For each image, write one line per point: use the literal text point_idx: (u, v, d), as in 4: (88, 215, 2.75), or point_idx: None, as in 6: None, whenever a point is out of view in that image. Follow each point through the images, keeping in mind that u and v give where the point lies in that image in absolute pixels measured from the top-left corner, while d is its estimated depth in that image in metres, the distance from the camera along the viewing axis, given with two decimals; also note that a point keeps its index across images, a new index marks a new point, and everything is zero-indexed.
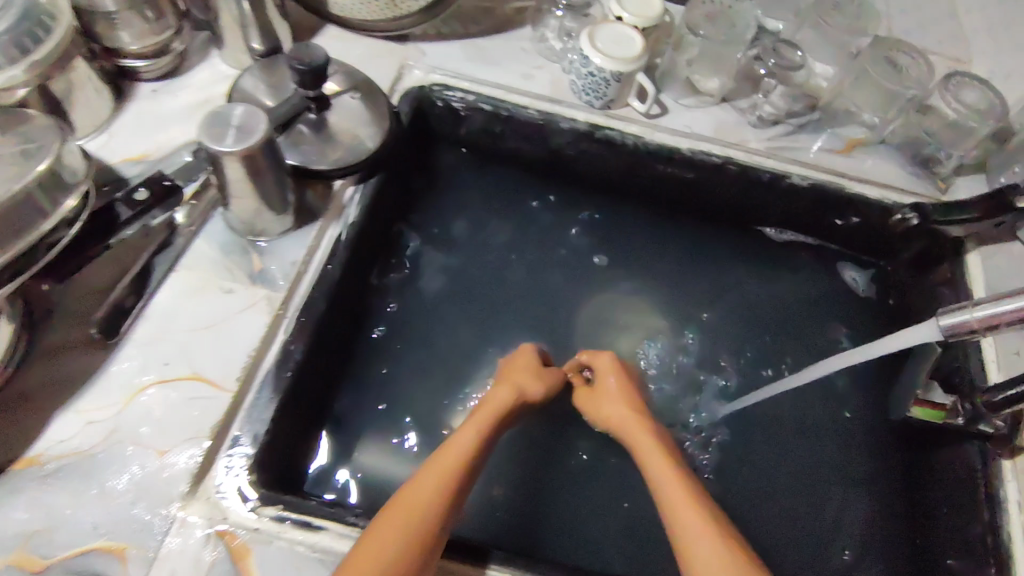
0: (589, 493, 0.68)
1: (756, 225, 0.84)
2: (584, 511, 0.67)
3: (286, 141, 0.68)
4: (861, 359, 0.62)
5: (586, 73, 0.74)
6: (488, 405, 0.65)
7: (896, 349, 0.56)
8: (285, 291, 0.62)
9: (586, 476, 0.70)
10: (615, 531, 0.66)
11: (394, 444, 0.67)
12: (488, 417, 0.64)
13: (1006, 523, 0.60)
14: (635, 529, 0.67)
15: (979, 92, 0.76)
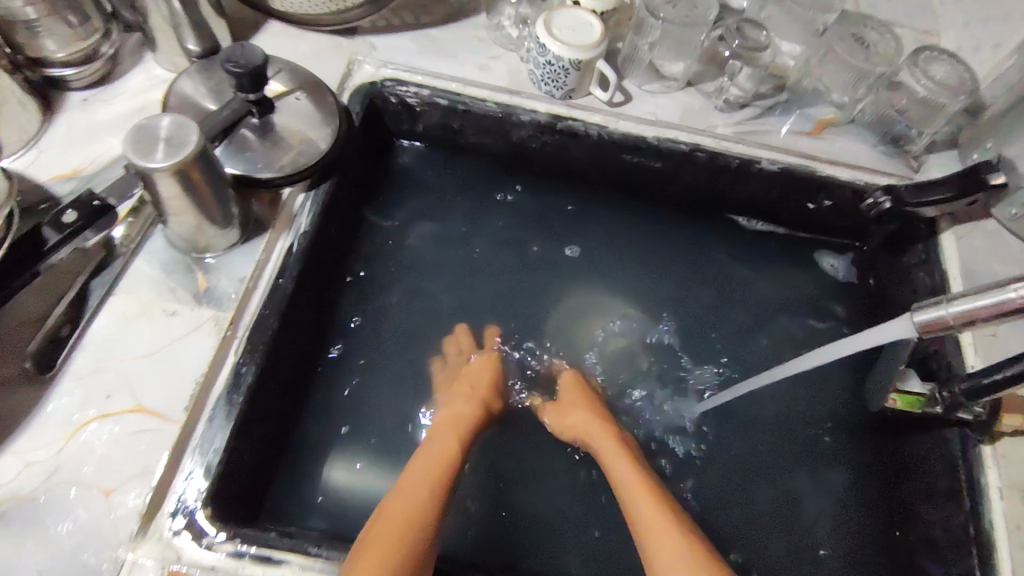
0: (564, 499, 0.67)
1: (727, 213, 0.81)
2: (560, 520, 0.66)
3: (226, 149, 0.64)
4: (841, 352, 0.60)
5: (544, 62, 0.71)
6: (457, 414, 0.64)
7: (870, 346, 0.54)
8: (233, 310, 0.59)
9: (561, 483, 0.68)
10: (596, 537, 0.65)
11: (363, 464, 0.64)
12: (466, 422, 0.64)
13: (987, 510, 0.59)
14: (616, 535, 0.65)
15: (950, 66, 0.74)
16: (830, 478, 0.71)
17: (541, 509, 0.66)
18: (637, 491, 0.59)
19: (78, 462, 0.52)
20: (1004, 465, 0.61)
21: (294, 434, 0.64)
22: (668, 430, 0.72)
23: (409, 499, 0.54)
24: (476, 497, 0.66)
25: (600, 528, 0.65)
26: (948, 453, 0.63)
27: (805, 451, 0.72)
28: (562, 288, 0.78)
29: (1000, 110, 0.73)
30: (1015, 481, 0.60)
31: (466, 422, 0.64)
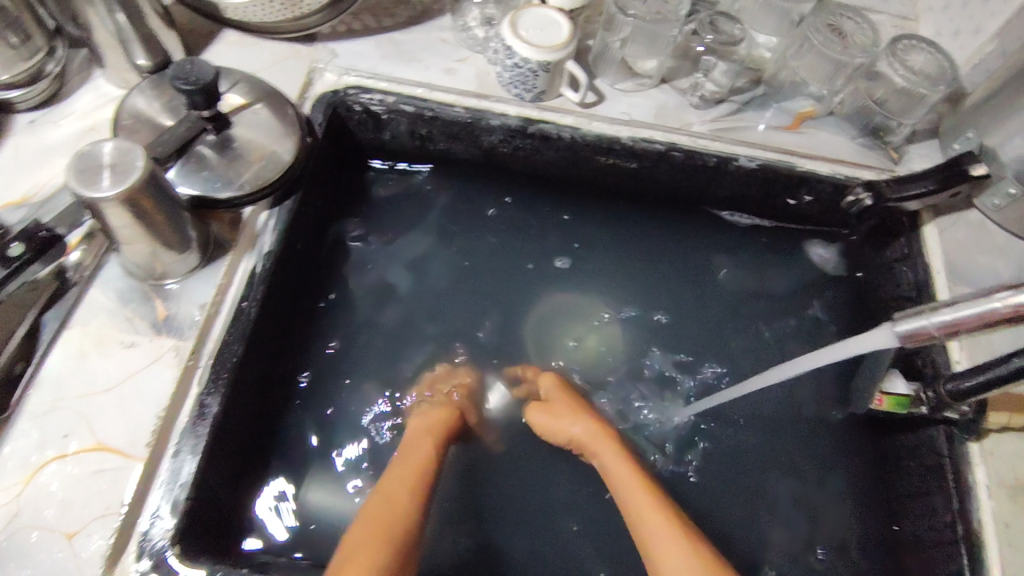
0: (548, 514, 0.65)
1: (707, 205, 0.79)
2: (544, 538, 0.64)
3: (181, 168, 0.61)
4: (827, 357, 0.58)
5: (511, 65, 0.68)
6: (430, 420, 0.62)
7: (855, 352, 0.53)
8: (195, 338, 0.57)
9: (543, 500, 0.66)
10: (582, 551, 0.64)
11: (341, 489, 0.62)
12: (440, 429, 0.62)
13: (975, 509, 0.58)
14: (602, 550, 0.64)
15: (927, 56, 0.71)
16: (821, 482, 0.69)
17: (522, 528, 0.64)
18: (636, 495, 0.57)
19: (35, 506, 0.49)
20: (992, 463, 0.60)
21: (267, 462, 0.62)
22: (654, 437, 0.71)
23: (395, 513, 0.53)
24: (458, 518, 0.64)
25: (585, 544, 0.64)
26: (936, 451, 0.63)
27: (796, 455, 0.70)
28: (540, 295, 0.76)
29: (980, 98, 0.72)
30: (1004, 478, 0.59)
31: (440, 429, 0.62)
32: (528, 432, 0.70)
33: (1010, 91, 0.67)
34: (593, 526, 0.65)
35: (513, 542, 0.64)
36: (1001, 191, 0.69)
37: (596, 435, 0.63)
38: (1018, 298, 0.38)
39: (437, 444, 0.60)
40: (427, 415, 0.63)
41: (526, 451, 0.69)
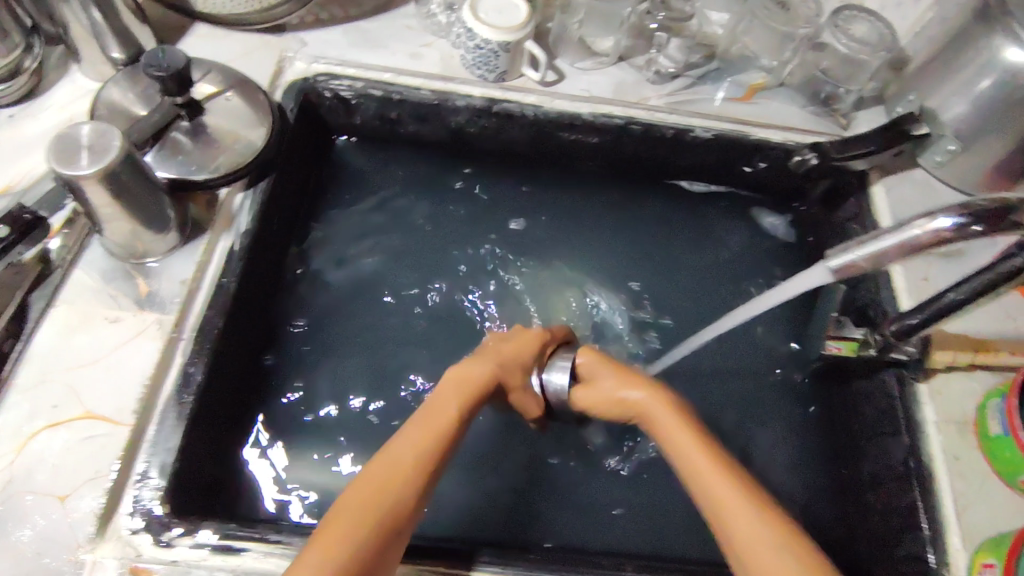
0: (523, 469, 0.68)
1: (674, 179, 0.83)
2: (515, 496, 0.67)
3: (158, 154, 0.63)
4: (778, 298, 0.62)
5: (473, 47, 0.72)
6: (468, 379, 0.56)
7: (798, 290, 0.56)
8: (177, 312, 0.59)
9: (519, 456, 0.69)
10: (558, 501, 0.67)
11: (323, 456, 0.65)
12: (475, 389, 0.55)
13: (925, 443, 0.63)
14: (577, 505, 0.67)
15: (869, 24, 0.76)
16: (784, 435, 0.73)
17: (495, 489, 0.67)
18: (698, 463, 0.50)
19: (29, 472, 0.52)
20: (940, 402, 0.64)
21: (248, 431, 0.64)
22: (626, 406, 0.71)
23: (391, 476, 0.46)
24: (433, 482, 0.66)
25: (559, 500, 0.67)
26: (888, 393, 0.66)
27: (761, 410, 0.73)
28: (512, 268, 0.78)
29: (920, 64, 0.76)
30: (951, 415, 0.64)
31: (474, 390, 0.55)
32: None
33: (945, 55, 0.71)
34: (565, 483, 0.68)
35: (489, 500, 0.66)
36: (941, 148, 0.74)
37: (660, 403, 0.56)
38: (933, 225, 0.43)
39: (466, 405, 0.54)
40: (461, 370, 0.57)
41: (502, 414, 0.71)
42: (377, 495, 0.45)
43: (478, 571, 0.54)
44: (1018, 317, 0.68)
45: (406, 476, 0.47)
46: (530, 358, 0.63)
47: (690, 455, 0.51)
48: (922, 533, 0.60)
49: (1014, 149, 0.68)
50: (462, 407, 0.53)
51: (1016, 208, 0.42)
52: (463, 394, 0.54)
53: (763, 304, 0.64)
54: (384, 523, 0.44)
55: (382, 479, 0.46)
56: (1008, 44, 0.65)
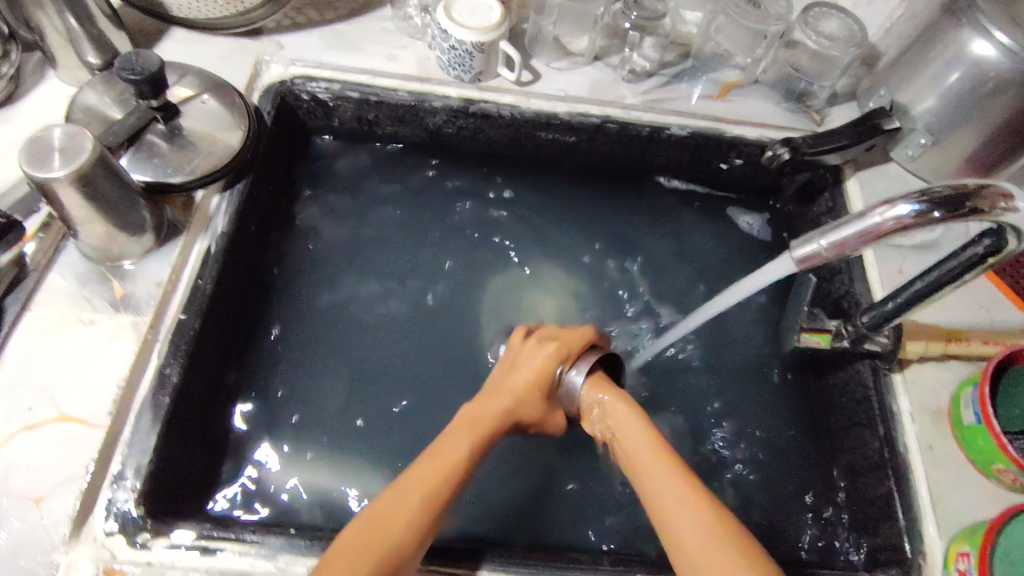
0: (522, 466, 0.68)
1: (659, 176, 0.84)
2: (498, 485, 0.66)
3: (132, 157, 0.63)
4: (747, 290, 0.62)
5: (448, 48, 0.72)
6: (483, 419, 0.58)
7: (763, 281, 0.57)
8: (152, 314, 0.59)
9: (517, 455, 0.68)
10: (555, 498, 0.67)
11: (310, 457, 0.65)
12: (488, 429, 0.57)
13: (899, 433, 0.63)
14: (567, 501, 0.66)
15: (839, 22, 0.76)
16: (765, 428, 0.72)
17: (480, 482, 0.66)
18: (676, 496, 0.51)
19: (4, 475, 0.52)
20: (914, 391, 0.65)
21: (227, 433, 0.64)
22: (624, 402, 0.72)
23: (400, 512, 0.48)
24: None
25: (547, 495, 0.67)
26: (862, 383, 0.67)
27: (741, 402, 0.74)
28: (493, 267, 0.79)
29: (890, 59, 0.77)
30: (926, 404, 0.64)
31: (484, 428, 0.57)
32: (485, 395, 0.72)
33: (914, 50, 0.72)
34: (552, 478, 0.68)
35: (477, 497, 0.66)
36: (913, 142, 0.74)
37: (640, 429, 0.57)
38: (893, 213, 0.44)
39: (478, 444, 0.55)
40: (480, 407, 0.59)
41: None
42: (379, 535, 0.46)
43: (485, 571, 0.55)
44: (990, 306, 0.69)
45: (414, 514, 0.48)
46: (544, 380, 0.61)
47: (667, 487, 0.52)
48: (898, 522, 0.60)
49: (982, 141, 0.69)
50: (474, 444, 0.55)
51: (973, 194, 0.43)
52: (475, 434, 0.56)
53: (732, 296, 0.65)
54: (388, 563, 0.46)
55: (384, 517, 0.48)
56: (974, 37, 0.66)
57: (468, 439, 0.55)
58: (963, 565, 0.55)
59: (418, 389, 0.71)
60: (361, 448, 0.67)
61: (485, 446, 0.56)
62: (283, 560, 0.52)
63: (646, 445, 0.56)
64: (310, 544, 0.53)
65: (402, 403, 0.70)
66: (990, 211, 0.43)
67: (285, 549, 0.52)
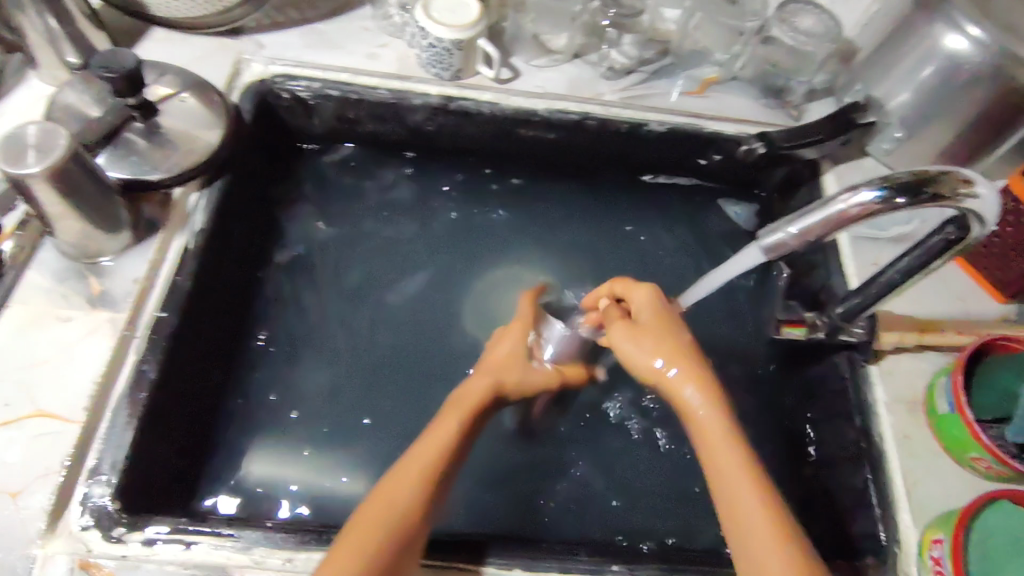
0: (527, 466, 0.68)
1: (644, 173, 0.84)
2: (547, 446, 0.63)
3: (108, 155, 0.64)
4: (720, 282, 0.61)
5: (427, 45, 0.73)
6: (467, 399, 0.57)
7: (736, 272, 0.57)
8: (130, 311, 0.60)
9: (515, 453, 0.69)
10: (562, 494, 0.67)
11: (299, 452, 0.66)
12: (472, 406, 0.56)
13: (876, 423, 0.64)
14: (572, 497, 0.67)
15: (815, 17, 0.77)
16: (745, 421, 0.73)
17: (484, 483, 0.67)
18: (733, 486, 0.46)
19: None
20: (891, 381, 0.65)
21: (205, 429, 0.65)
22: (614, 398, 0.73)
23: (400, 492, 0.48)
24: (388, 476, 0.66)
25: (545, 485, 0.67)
26: (839, 375, 0.67)
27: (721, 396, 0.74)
28: (475, 264, 0.79)
29: (867, 54, 0.77)
30: (901, 394, 0.65)
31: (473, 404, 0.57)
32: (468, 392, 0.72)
33: (890, 44, 0.73)
34: (553, 473, 0.68)
35: (483, 496, 0.66)
36: (888, 135, 0.75)
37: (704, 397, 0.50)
38: (858, 199, 0.44)
39: (461, 422, 0.54)
40: (466, 386, 0.59)
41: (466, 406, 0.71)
42: (368, 524, 0.46)
43: (490, 567, 0.54)
44: (966, 298, 0.71)
45: (402, 499, 0.47)
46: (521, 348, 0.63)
47: (725, 474, 0.47)
48: (874, 511, 0.61)
49: (957, 134, 0.70)
50: (463, 420, 0.55)
51: (935, 179, 0.44)
52: (460, 411, 0.55)
53: (708, 284, 0.62)
54: (388, 548, 0.45)
55: (373, 509, 0.47)
56: (947, 31, 0.67)
57: (456, 416, 0.55)
58: (936, 553, 0.56)
59: (399, 386, 0.71)
60: (342, 444, 0.67)
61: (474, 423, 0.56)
62: (259, 553, 0.52)
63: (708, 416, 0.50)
64: (285, 537, 0.53)
65: (383, 399, 0.70)
66: (952, 197, 0.44)
67: (260, 543, 0.52)
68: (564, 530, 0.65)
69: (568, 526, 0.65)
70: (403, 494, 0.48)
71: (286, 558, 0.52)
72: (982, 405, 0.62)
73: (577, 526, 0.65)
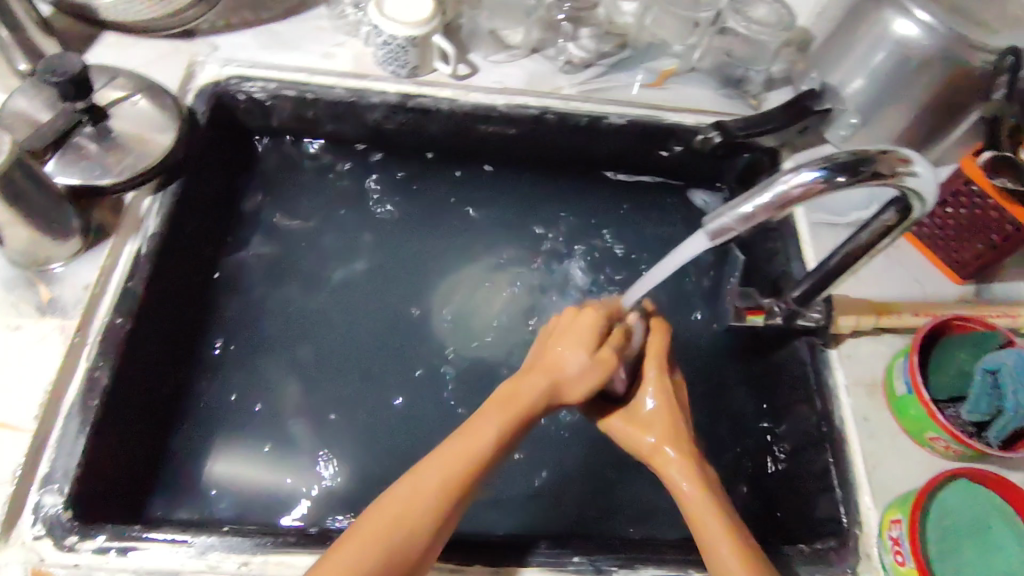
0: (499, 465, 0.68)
1: (605, 169, 0.84)
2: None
3: (59, 161, 0.63)
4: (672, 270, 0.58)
5: (381, 43, 0.72)
6: (520, 397, 0.53)
7: (678, 264, 0.56)
8: (80, 317, 0.59)
9: None
10: (529, 491, 0.67)
11: (258, 452, 0.65)
12: (521, 410, 0.52)
13: (836, 406, 0.64)
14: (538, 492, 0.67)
15: (768, 7, 0.78)
16: (709, 409, 0.73)
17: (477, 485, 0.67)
18: (695, 503, 0.52)
19: None
20: (849, 364, 0.66)
21: (162, 436, 0.64)
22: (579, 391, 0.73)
23: (413, 510, 0.46)
24: (351, 475, 0.65)
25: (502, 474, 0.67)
26: (800, 361, 0.68)
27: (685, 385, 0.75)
28: (439, 262, 0.79)
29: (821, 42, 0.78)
30: (861, 377, 0.66)
31: (522, 410, 0.52)
32: (432, 389, 0.72)
33: (842, 30, 0.73)
34: (519, 467, 0.68)
35: None
36: (844, 122, 0.75)
37: (664, 429, 0.56)
38: (799, 179, 0.44)
39: (503, 431, 0.51)
40: (519, 385, 0.54)
41: (430, 403, 0.71)
42: (373, 533, 0.44)
43: (528, 567, 0.54)
44: (923, 279, 0.72)
45: (416, 513, 0.46)
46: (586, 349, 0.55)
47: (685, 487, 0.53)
48: (835, 494, 0.61)
49: (913, 118, 0.71)
50: (503, 430, 0.51)
51: (874, 159, 0.44)
52: (507, 414, 0.51)
53: (662, 274, 0.58)
54: (391, 560, 0.44)
55: (385, 515, 0.45)
56: (895, 16, 0.66)
57: (500, 424, 0.51)
58: (895, 533, 0.56)
59: (362, 384, 0.71)
60: (305, 446, 0.66)
61: (517, 434, 0.52)
62: (214, 557, 0.52)
63: (665, 438, 0.56)
64: (241, 541, 0.52)
65: (347, 400, 0.70)
66: (891, 174, 0.44)
67: (215, 547, 0.52)
68: (522, 523, 0.65)
69: (533, 522, 0.65)
70: (417, 505, 0.46)
71: (242, 562, 0.52)
72: (936, 385, 0.62)
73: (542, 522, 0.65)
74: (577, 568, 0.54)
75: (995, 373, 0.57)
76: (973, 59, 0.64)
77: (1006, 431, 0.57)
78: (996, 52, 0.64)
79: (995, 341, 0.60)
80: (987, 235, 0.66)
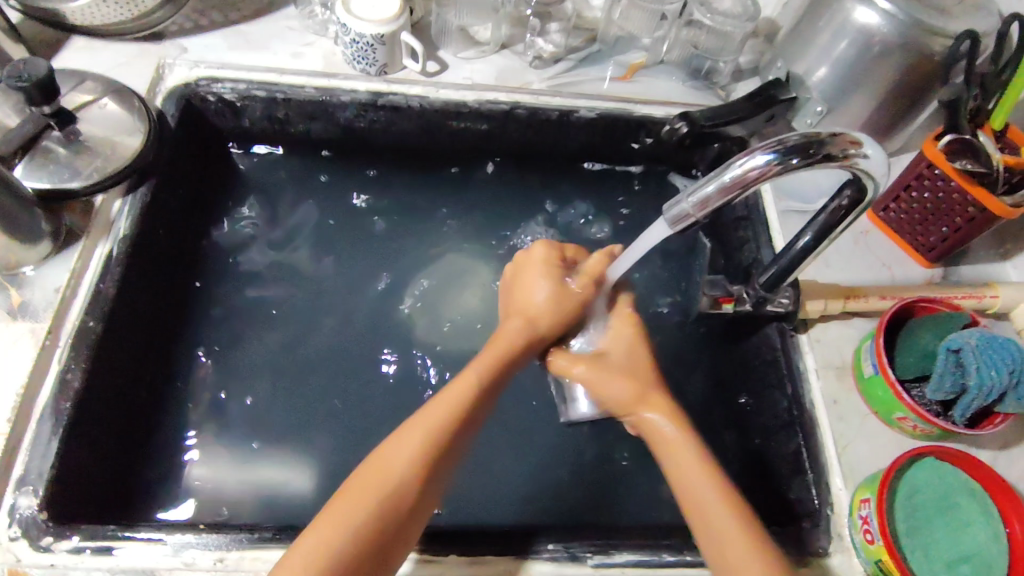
0: (478, 458, 0.68)
1: (584, 161, 0.85)
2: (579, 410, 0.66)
3: (27, 166, 0.63)
4: (641, 252, 0.58)
5: (350, 41, 0.73)
6: (496, 342, 0.57)
7: (643, 252, 0.57)
8: (51, 320, 0.59)
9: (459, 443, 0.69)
10: (506, 482, 0.68)
11: (235, 451, 0.66)
12: (498, 355, 0.56)
13: (806, 389, 0.65)
14: (516, 483, 0.68)
15: None
16: (685, 397, 0.74)
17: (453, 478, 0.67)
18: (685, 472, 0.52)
19: None
20: (818, 348, 0.67)
21: (137, 437, 0.64)
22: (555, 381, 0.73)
23: (400, 456, 0.48)
24: (330, 472, 0.66)
25: (478, 467, 0.68)
26: (770, 346, 0.69)
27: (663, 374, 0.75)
28: (415, 258, 0.80)
29: (785, 32, 0.79)
30: (830, 360, 0.67)
31: (499, 355, 0.56)
32: (408, 384, 0.72)
33: (806, 19, 0.74)
34: (496, 460, 0.69)
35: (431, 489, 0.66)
36: (809, 110, 0.75)
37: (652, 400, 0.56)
38: (753, 162, 0.45)
39: (481, 380, 0.54)
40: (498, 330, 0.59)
41: (406, 398, 0.71)
42: (377, 481, 0.47)
43: (520, 560, 0.55)
44: (892, 265, 0.73)
45: (414, 460, 0.48)
46: (544, 282, 0.61)
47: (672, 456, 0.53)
48: (807, 476, 0.62)
49: (877, 103, 0.72)
50: (479, 378, 0.54)
51: (826, 141, 0.45)
52: (486, 361, 0.56)
53: (635, 252, 0.58)
54: (386, 507, 0.46)
55: (384, 465, 0.48)
56: (856, 4, 0.67)
57: (476, 370, 0.55)
58: (864, 511, 0.56)
59: (339, 382, 0.71)
60: (281, 445, 0.67)
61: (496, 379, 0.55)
62: (190, 555, 0.52)
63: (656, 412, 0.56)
64: (216, 538, 0.53)
65: (324, 398, 0.70)
66: (843, 156, 0.45)
67: (191, 545, 0.52)
68: (500, 513, 0.66)
69: (510, 512, 0.66)
70: (413, 453, 0.48)
71: (218, 558, 0.52)
72: (902, 365, 0.62)
73: (519, 512, 0.66)
74: (552, 556, 0.55)
75: (958, 351, 0.57)
76: (932, 44, 0.65)
77: (970, 408, 0.57)
78: (954, 37, 0.64)
79: (958, 321, 0.61)
80: (952, 219, 0.67)
